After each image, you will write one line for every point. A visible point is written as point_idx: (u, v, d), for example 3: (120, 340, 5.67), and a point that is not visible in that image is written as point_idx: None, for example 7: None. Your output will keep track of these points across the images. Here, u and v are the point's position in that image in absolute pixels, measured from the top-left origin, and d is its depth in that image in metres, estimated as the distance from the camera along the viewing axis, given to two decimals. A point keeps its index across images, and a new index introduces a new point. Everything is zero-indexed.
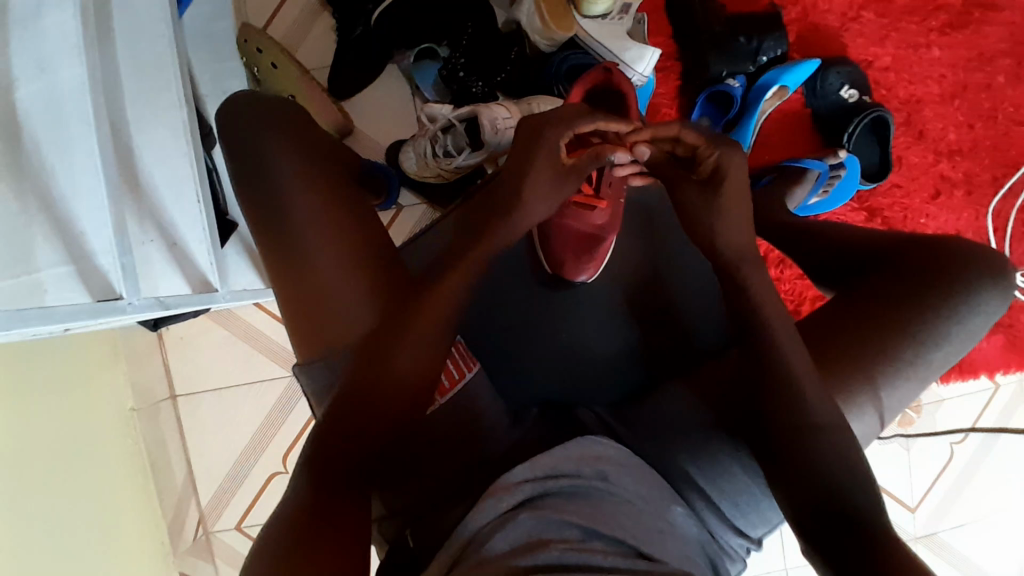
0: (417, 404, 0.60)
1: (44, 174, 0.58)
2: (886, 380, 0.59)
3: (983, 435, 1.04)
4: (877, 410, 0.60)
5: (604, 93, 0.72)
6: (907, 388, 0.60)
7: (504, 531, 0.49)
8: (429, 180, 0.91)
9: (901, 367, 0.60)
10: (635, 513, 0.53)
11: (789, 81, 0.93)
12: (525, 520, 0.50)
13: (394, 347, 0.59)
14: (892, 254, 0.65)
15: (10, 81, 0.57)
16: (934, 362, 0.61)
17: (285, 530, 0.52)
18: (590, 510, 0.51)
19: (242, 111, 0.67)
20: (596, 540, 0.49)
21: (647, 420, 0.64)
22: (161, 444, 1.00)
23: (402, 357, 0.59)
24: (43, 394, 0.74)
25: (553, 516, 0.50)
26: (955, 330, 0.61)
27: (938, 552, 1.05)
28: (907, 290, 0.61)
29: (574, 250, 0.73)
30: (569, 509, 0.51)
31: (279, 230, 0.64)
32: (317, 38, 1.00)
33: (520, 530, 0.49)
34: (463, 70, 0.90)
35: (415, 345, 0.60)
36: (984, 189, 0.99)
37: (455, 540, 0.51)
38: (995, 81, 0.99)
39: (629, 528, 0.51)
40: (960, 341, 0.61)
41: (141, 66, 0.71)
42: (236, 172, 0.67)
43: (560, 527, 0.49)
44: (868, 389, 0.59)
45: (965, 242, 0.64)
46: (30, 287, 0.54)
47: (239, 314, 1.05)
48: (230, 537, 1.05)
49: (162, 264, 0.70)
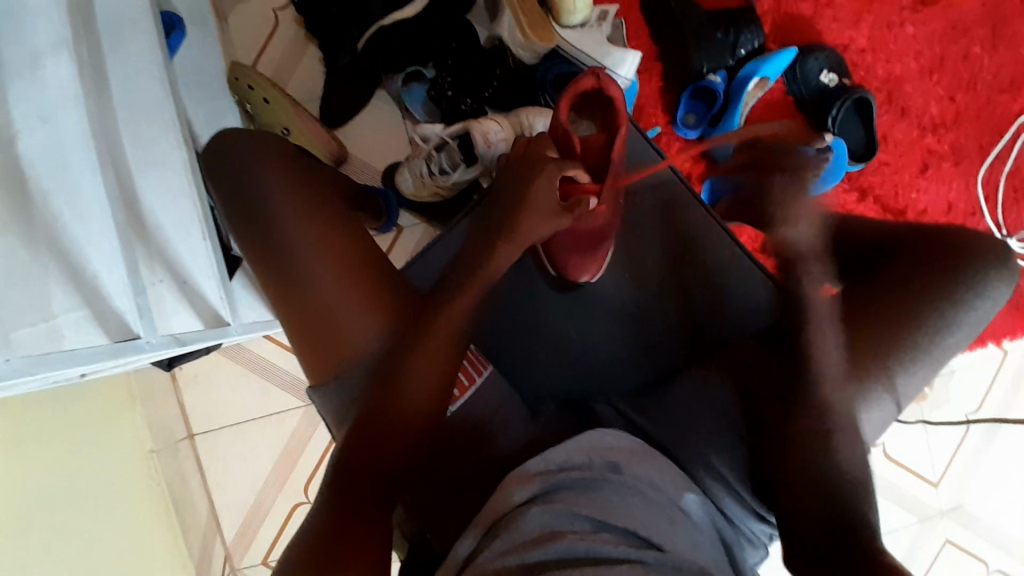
0: (436, 418, 0.61)
1: (52, 221, 0.59)
2: (901, 369, 0.59)
3: (997, 403, 1.05)
4: (894, 397, 0.60)
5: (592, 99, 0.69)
6: (920, 376, 0.60)
7: (518, 524, 0.50)
8: (427, 199, 0.93)
9: (912, 355, 0.60)
10: (647, 503, 0.54)
11: (769, 71, 0.95)
12: (538, 514, 0.51)
13: (405, 367, 0.60)
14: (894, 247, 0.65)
15: (12, 134, 0.59)
16: (944, 346, 0.61)
17: (307, 548, 0.53)
18: (600, 501, 0.52)
19: (228, 149, 0.69)
20: (606, 531, 0.50)
21: (667, 410, 0.67)
22: (182, 480, 1.00)
23: (414, 376, 0.60)
24: (56, 443, 0.74)
25: (565, 510, 0.51)
26: (965, 312, 0.61)
27: (966, 524, 1.05)
28: (908, 276, 0.62)
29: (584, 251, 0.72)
30: (579, 502, 0.52)
31: (280, 262, 0.65)
32: (306, 70, 1.02)
33: (533, 523, 0.50)
34: (451, 89, 0.93)
35: (424, 364, 0.61)
36: (972, 158, 1.01)
37: (475, 525, 0.53)
38: (972, 52, 1.02)
39: (640, 517, 0.51)
40: (971, 323, 0.61)
41: (137, 109, 0.73)
42: (230, 210, 0.68)
43: (572, 520, 0.51)
44: (883, 380, 0.59)
45: (961, 228, 0.64)
46: (48, 333, 0.55)
47: (250, 348, 1.06)
48: (258, 574, 1.04)
49: (173, 301, 0.70)
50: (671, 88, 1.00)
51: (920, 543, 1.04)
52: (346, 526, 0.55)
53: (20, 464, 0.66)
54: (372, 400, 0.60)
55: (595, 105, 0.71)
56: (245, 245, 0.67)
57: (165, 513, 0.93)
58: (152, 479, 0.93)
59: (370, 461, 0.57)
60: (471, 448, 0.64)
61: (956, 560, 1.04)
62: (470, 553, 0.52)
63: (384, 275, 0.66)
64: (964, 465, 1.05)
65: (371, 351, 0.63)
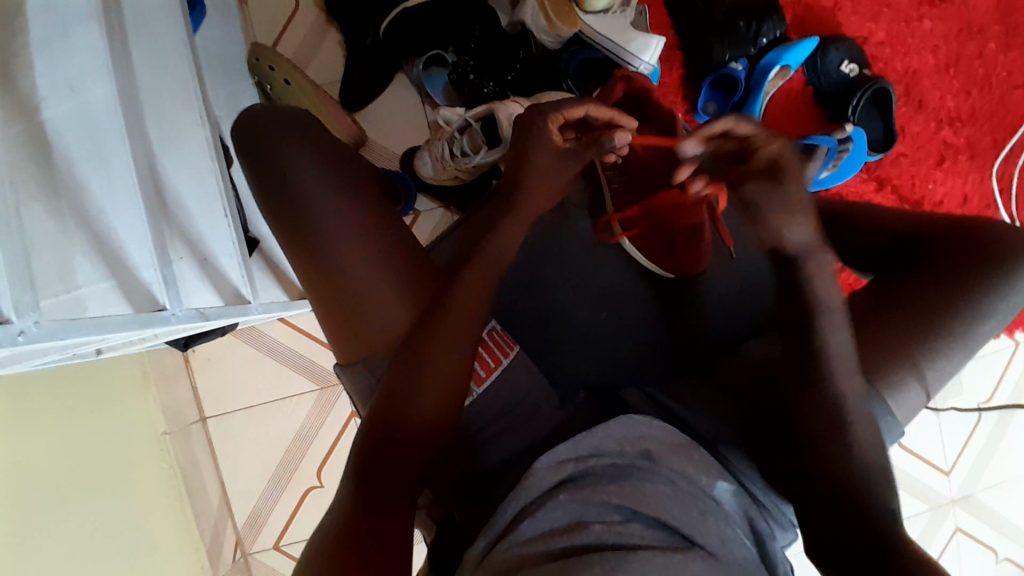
0: (456, 410, 0.60)
1: (77, 191, 0.58)
2: (930, 360, 0.60)
3: (1009, 394, 1.05)
4: (922, 386, 0.60)
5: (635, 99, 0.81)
6: (952, 366, 0.61)
7: (545, 510, 0.50)
8: (446, 183, 0.94)
9: (944, 348, 0.60)
10: (679, 492, 0.52)
11: (791, 60, 0.95)
12: (565, 501, 0.50)
13: (420, 358, 0.59)
14: (933, 239, 0.64)
15: (38, 102, 0.58)
16: (976, 338, 0.61)
17: (332, 529, 0.53)
18: (630, 489, 0.51)
19: (257, 121, 0.67)
20: (637, 523, 0.49)
21: (699, 396, 0.65)
22: (194, 464, 0.99)
23: (432, 371, 0.59)
24: (70, 420, 0.73)
25: (593, 497, 0.50)
26: (999, 307, 0.61)
27: (977, 515, 1.05)
28: (945, 271, 0.62)
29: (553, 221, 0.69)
30: (610, 490, 0.51)
31: (298, 230, 0.63)
32: (326, 54, 1.02)
33: (562, 510, 0.50)
34: (473, 72, 0.93)
35: (444, 358, 0.59)
36: (987, 153, 1.02)
37: (503, 510, 0.52)
38: (987, 48, 1.02)
39: (671, 508, 0.50)
40: (1004, 314, 0.61)
41: (161, 79, 0.72)
42: (252, 174, 0.66)
43: (601, 510, 0.50)
44: (911, 368, 0.60)
45: (1002, 221, 0.64)
46: (72, 304, 0.54)
47: (263, 330, 1.06)
48: (269, 557, 1.05)
49: (195, 278, 0.69)
50: (692, 78, 1.01)
51: (932, 533, 1.04)
52: (369, 506, 0.54)
53: (25, 438, 0.63)
54: (388, 388, 0.58)
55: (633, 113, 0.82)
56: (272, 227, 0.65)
57: (178, 496, 0.92)
58: (165, 462, 0.92)
59: (408, 447, 0.57)
60: (498, 429, 0.63)
61: (967, 552, 1.04)
62: (500, 532, 0.51)
63: (416, 258, 0.65)
64: (976, 458, 1.05)
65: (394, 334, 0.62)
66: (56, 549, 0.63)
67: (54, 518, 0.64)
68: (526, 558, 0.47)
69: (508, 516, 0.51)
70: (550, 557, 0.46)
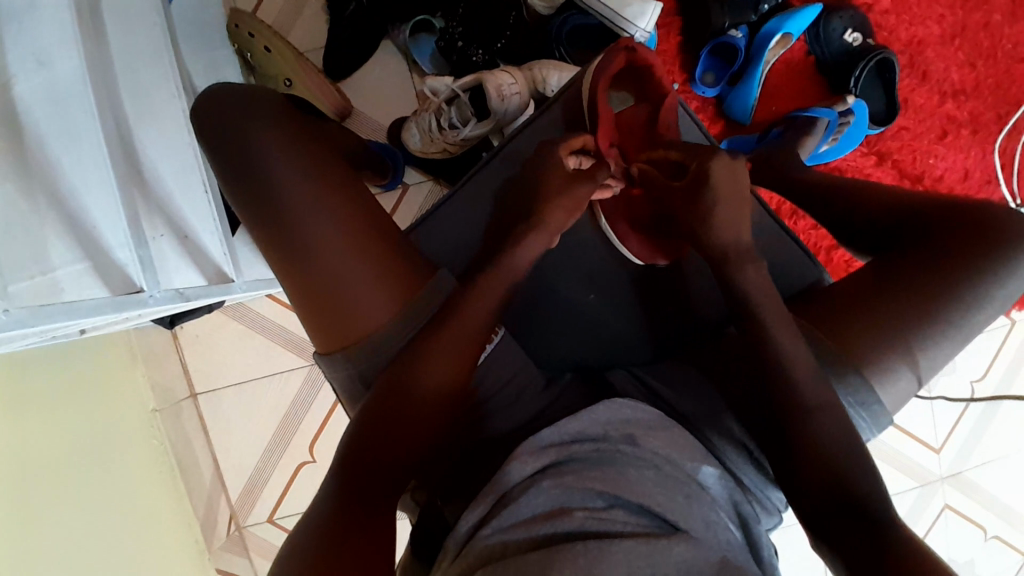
0: (454, 401, 0.59)
1: (50, 170, 0.56)
2: (921, 346, 0.60)
3: (1002, 373, 1.05)
4: (914, 371, 0.60)
5: (633, 70, 0.72)
6: (947, 351, 0.60)
7: (528, 497, 0.49)
8: (434, 157, 0.91)
9: (937, 335, 0.60)
10: (661, 476, 0.51)
11: (794, 27, 0.91)
12: (548, 488, 0.50)
13: (418, 355, 0.58)
14: (931, 226, 0.63)
15: (8, 77, 0.56)
16: (970, 324, 0.60)
17: (314, 529, 0.52)
18: (613, 475, 0.50)
19: (221, 102, 0.64)
20: (620, 509, 0.48)
21: (688, 379, 0.64)
22: (185, 441, 0.99)
23: (429, 374, 0.58)
24: (63, 400, 0.73)
25: (575, 483, 0.50)
26: (996, 293, 0.60)
27: (966, 491, 1.06)
28: (936, 254, 0.61)
29: (528, 214, 0.66)
30: (592, 476, 0.50)
31: (274, 217, 0.61)
32: (309, 21, 0.97)
33: (544, 496, 0.49)
34: (461, 39, 0.90)
35: (437, 356, 0.58)
36: (990, 128, 0.99)
37: (486, 492, 0.52)
38: (993, 19, 0.98)
39: (654, 494, 0.49)
40: (1001, 300, 0.60)
41: (134, 48, 0.68)
42: (220, 161, 0.63)
43: (584, 497, 0.49)
44: (903, 355, 0.60)
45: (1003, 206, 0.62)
46: (49, 286, 0.52)
47: (251, 307, 1.05)
48: (264, 531, 1.05)
49: (177, 256, 0.67)
50: (689, 47, 0.97)
51: (920, 509, 1.06)
52: (349, 495, 0.54)
53: (16, 422, 0.62)
54: (385, 381, 0.58)
55: (628, 78, 0.74)
56: (243, 212, 0.63)
57: (170, 473, 0.92)
58: (154, 439, 0.92)
59: (398, 440, 0.56)
60: (490, 408, 0.63)
61: (955, 527, 1.06)
62: (477, 526, 0.50)
63: (396, 247, 0.63)
64: (966, 435, 1.06)
65: (379, 323, 0.60)
66: (52, 531, 0.63)
67: (49, 500, 0.64)
68: (508, 546, 0.47)
69: (490, 503, 0.51)
70: (535, 545, 0.46)
